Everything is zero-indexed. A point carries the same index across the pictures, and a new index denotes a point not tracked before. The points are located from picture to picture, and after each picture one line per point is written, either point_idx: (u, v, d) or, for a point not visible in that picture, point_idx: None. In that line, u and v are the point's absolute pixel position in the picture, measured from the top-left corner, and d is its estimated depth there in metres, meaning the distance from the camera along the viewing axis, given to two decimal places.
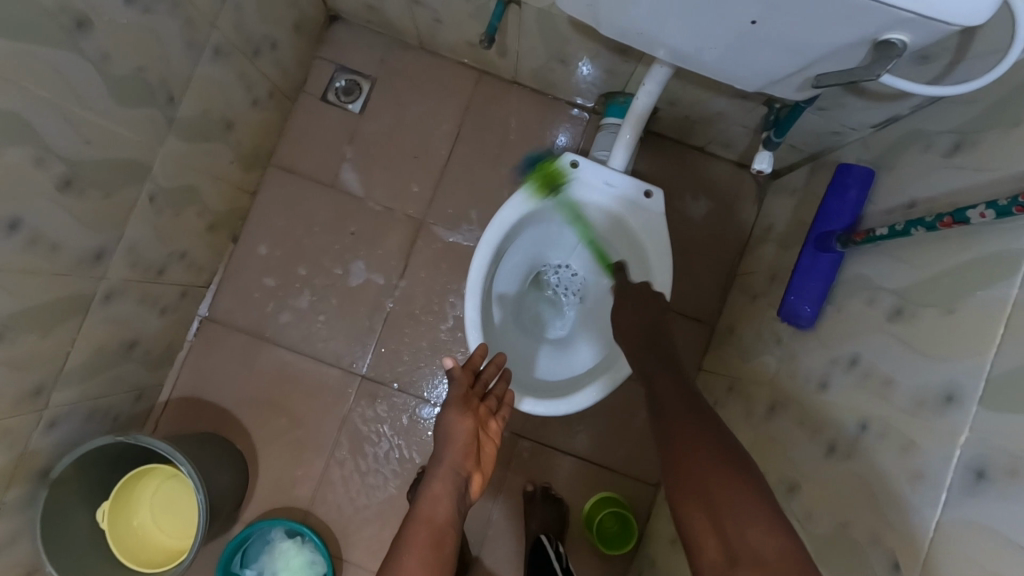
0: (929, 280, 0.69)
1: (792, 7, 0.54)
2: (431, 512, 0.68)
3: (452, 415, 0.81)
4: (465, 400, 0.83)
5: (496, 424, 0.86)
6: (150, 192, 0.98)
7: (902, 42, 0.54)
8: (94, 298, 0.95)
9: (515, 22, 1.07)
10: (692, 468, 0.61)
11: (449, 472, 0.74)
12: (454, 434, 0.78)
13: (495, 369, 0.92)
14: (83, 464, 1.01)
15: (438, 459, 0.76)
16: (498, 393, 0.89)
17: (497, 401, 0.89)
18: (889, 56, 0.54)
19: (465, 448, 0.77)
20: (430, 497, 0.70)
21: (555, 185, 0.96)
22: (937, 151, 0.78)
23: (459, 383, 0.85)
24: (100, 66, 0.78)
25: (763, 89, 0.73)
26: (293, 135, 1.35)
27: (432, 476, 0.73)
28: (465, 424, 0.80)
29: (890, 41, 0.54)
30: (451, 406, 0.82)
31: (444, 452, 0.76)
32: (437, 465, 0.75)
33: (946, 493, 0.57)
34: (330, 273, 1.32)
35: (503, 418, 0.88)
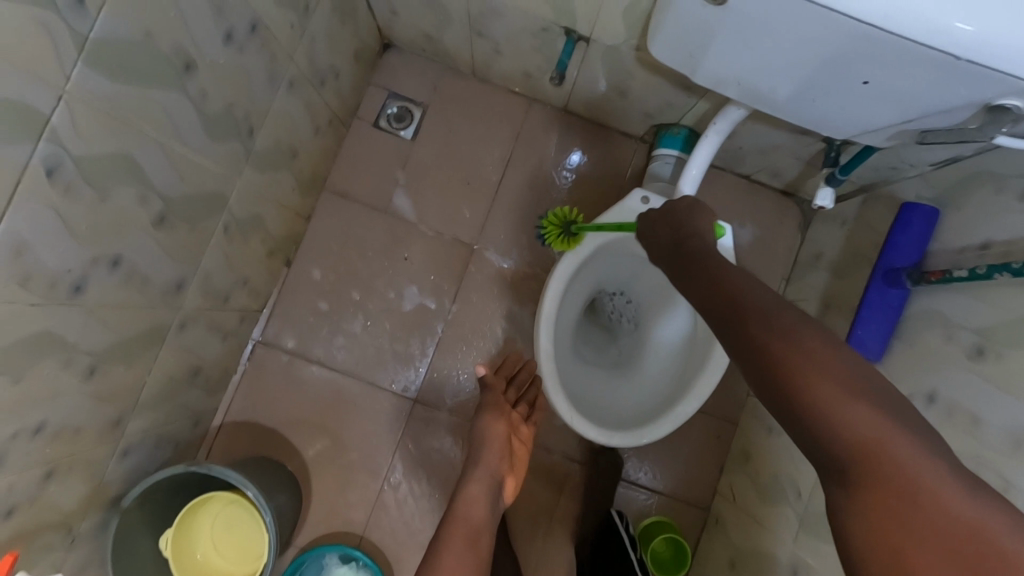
0: (1013, 321, 0.72)
1: (910, 71, 0.58)
2: (468, 511, 0.79)
3: (485, 421, 0.94)
4: (497, 409, 0.96)
5: (527, 429, 0.98)
6: (225, 223, 0.99)
7: (1016, 107, 0.57)
8: (170, 328, 0.96)
9: (579, 56, 1.10)
10: (794, 365, 0.56)
11: (483, 474, 0.86)
12: (488, 439, 0.91)
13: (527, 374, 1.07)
14: (152, 493, 1.01)
15: (474, 462, 0.88)
16: (529, 401, 1.00)
17: (526, 408, 1.01)
18: (1003, 118, 0.58)
19: (496, 452, 0.90)
20: (466, 499, 0.81)
21: (624, 221, 0.98)
22: (1009, 194, 0.81)
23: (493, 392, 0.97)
24: (199, 105, 0.80)
25: (851, 137, 0.76)
26: (346, 160, 1.36)
27: (469, 477, 0.86)
28: (498, 429, 0.92)
29: (1005, 106, 0.57)
30: (485, 413, 0.95)
31: (479, 455, 0.89)
32: (473, 467, 0.87)
33: None
34: (383, 298, 1.33)
35: (532, 425, 1.00)
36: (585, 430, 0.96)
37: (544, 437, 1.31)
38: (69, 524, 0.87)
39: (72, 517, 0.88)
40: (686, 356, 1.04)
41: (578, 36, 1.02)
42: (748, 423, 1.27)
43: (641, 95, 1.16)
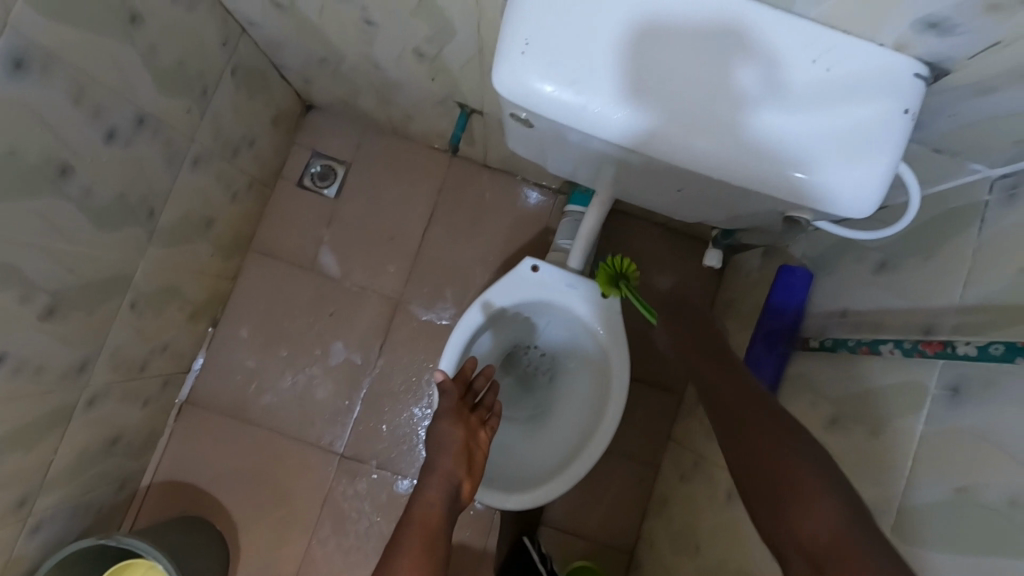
0: (856, 395, 0.75)
1: (711, 185, 0.63)
2: (426, 514, 0.71)
3: (443, 425, 0.86)
4: (455, 411, 0.88)
5: (486, 434, 0.90)
6: (131, 300, 1.02)
7: (807, 218, 0.62)
8: (77, 405, 0.98)
9: (479, 124, 1.14)
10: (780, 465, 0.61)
11: (440, 476, 0.78)
12: (446, 442, 0.83)
13: (485, 380, 0.98)
14: (65, 565, 1.02)
15: (431, 466, 0.80)
16: (488, 403, 0.94)
17: (486, 412, 0.93)
18: (796, 227, 0.63)
19: (454, 456, 0.81)
20: (425, 502, 0.73)
21: (515, 291, 1.01)
22: (864, 267, 0.84)
23: (450, 396, 0.90)
24: (84, 201, 0.83)
25: (703, 219, 0.80)
26: (271, 220, 1.39)
27: (425, 480, 0.77)
28: (456, 433, 0.84)
29: (796, 218, 0.61)
30: (442, 418, 0.87)
31: (436, 458, 0.81)
32: (429, 472, 0.78)
33: None
34: (309, 354, 1.36)
35: (493, 429, 0.92)
36: (484, 493, 0.98)
37: None
38: None
39: None
40: (586, 415, 1.05)
41: (470, 109, 1.06)
42: (668, 469, 1.30)
43: None
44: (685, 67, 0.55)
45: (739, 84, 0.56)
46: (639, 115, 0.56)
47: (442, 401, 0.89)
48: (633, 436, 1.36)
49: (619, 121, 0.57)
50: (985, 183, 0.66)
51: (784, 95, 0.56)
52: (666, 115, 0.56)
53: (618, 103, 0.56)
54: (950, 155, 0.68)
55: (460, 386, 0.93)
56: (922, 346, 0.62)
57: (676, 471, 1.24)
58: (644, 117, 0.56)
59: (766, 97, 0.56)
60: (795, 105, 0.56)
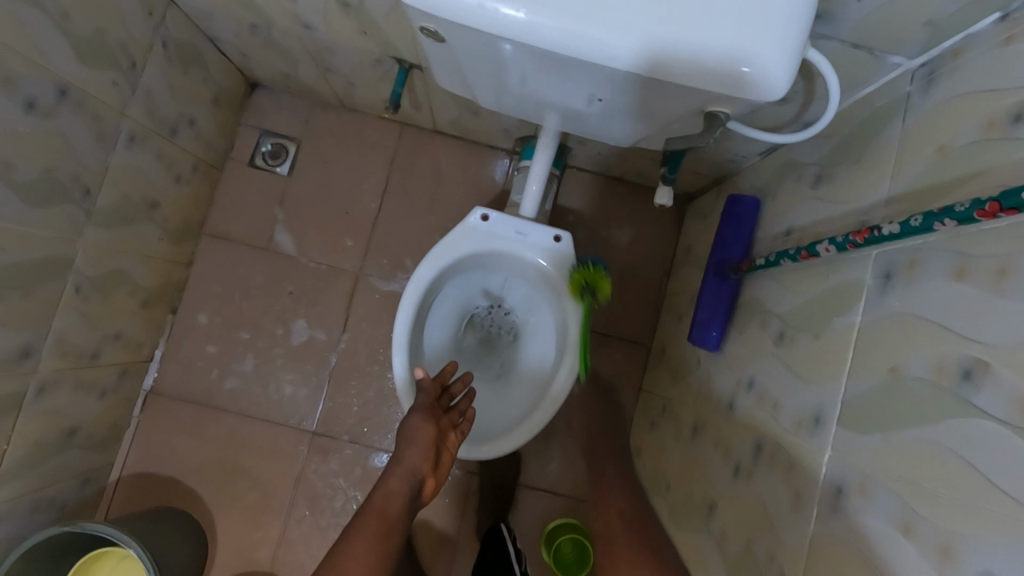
0: (802, 305, 0.75)
1: (628, 86, 0.63)
2: (387, 502, 0.75)
3: (415, 418, 0.87)
4: (430, 409, 0.90)
5: (455, 436, 0.93)
6: (74, 283, 1.00)
7: (726, 113, 0.62)
8: (25, 393, 0.96)
9: (421, 81, 1.12)
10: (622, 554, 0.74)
11: (407, 468, 0.80)
12: (417, 435, 0.84)
13: (462, 386, 1.00)
14: (29, 559, 0.99)
15: (398, 456, 0.82)
16: (461, 408, 0.97)
17: (458, 415, 0.96)
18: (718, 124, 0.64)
19: (424, 450, 0.83)
20: (387, 491, 0.76)
21: (468, 239, 1.00)
22: (804, 183, 0.84)
23: (426, 393, 0.91)
24: (6, 176, 0.80)
25: (639, 140, 0.80)
26: (222, 202, 1.37)
27: (390, 470, 0.80)
28: (427, 428, 0.86)
29: (715, 113, 0.62)
30: (416, 411, 0.88)
31: (404, 449, 0.83)
32: (395, 464, 0.81)
33: (818, 510, 0.61)
34: (271, 335, 1.34)
35: (463, 433, 0.95)
36: None
37: None
38: None
39: None
40: (549, 364, 1.05)
41: (408, 64, 1.04)
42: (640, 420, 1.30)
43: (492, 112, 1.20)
44: (712, 15, 0.55)
45: (745, 28, 0.56)
46: (641, 39, 0.56)
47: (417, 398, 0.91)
48: (605, 391, 1.36)
49: (625, 46, 0.57)
50: (908, 75, 0.66)
51: (794, 41, 0.57)
52: (674, 47, 0.56)
53: (624, 18, 0.56)
54: (871, 52, 0.68)
55: (436, 386, 0.95)
56: (853, 237, 0.63)
57: (646, 420, 1.25)
58: (643, 39, 0.56)
59: (776, 52, 0.56)
60: (789, 54, 0.56)
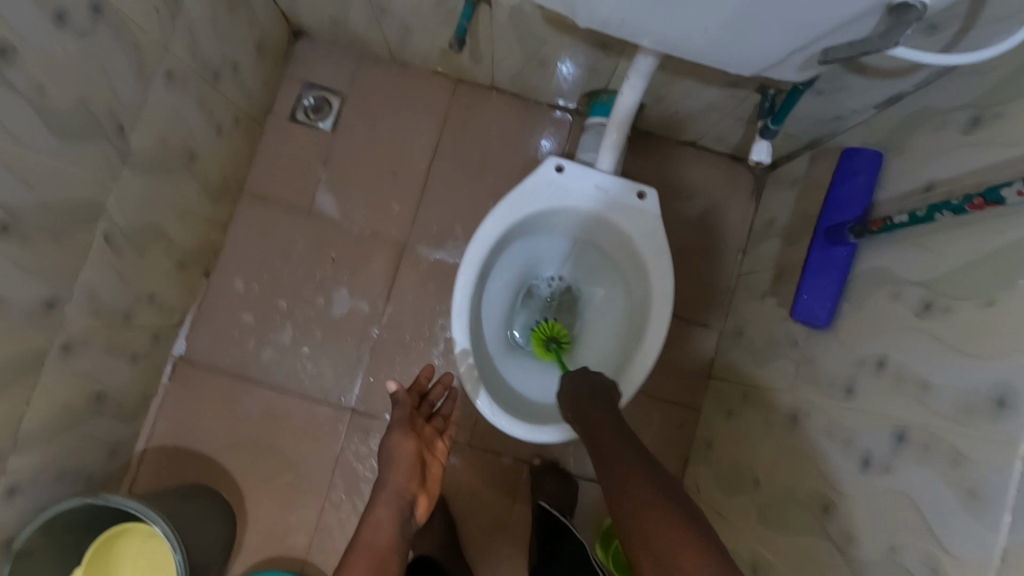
0: (961, 269, 0.62)
1: None
2: (374, 537, 0.65)
3: (393, 436, 0.78)
4: (410, 421, 0.80)
5: (441, 444, 0.85)
6: (107, 233, 0.91)
7: (920, 7, 0.51)
8: (51, 351, 0.87)
9: (486, 22, 1.01)
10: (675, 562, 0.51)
11: (393, 494, 0.71)
12: (397, 456, 0.75)
13: (441, 390, 0.90)
14: (53, 532, 0.92)
15: (379, 483, 0.73)
16: (444, 413, 0.89)
17: (441, 423, 0.88)
18: (906, 21, 0.52)
19: (408, 470, 0.75)
20: (373, 522, 0.66)
21: (539, 194, 0.89)
22: (952, 128, 0.71)
23: (403, 406, 0.80)
24: (34, 100, 0.71)
25: (759, 72, 0.69)
26: (262, 161, 1.28)
27: (374, 498, 0.70)
28: (409, 444, 0.77)
29: (908, 4, 0.50)
30: (394, 427, 0.79)
31: (386, 474, 0.73)
32: (379, 489, 0.71)
33: (1011, 515, 0.49)
34: (311, 303, 1.24)
35: (448, 440, 0.87)
36: (508, 426, 0.85)
37: (494, 441, 1.22)
38: None
39: None
40: (625, 338, 0.93)
41: None
42: (712, 409, 1.18)
43: (560, 62, 1.08)
44: None
45: None
46: None
47: (394, 413, 0.80)
48: (670, 376, 1.24)
49: None
50: None
51: None
52: None
53: None
54: None
55: (413, 396, 0.86)
56: None
57: (721, 409, 1.13)
58: None
59: None
60: None
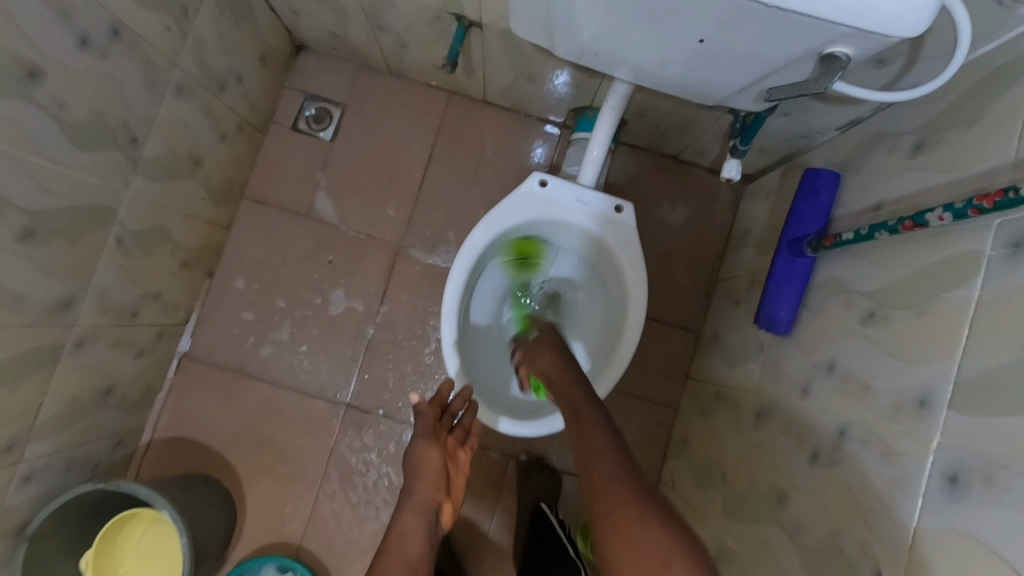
0: (899, 282, 0.69)
1: (732, 24, 0.57)
2: (401, 547, 0.68)
3: (419, 446, 0.81)
4: (432, 433, 0.83)
5: (466, 454, 0.86)
6: (118, 236, 0.97)
7: (846, 56, 0.58)
8: (64, 346, 0.93)
9: (478, 42, 1.07)
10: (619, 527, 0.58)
11: (419, 504, 0.74)
12: (423, 465, 0.78)
13: (463, 402, 0.90)
14: (65, 515, 0.98)
15: (408, 493, 0.76)
16: (466, 424, 0.88)
17: (465, 432, 0.88)
18: (835, 67, 0.58)
19: (434, 479, 0.77)
20: (399, 532, 0.70)
21: (525, 206, 0.95)
22: (899, 152, 0.78)
23: (425, 418, 0.84)
24: (57, 114, 0.77)
25: (721, 101, 0.76)
26: (264, 166, 1.34)
27: (403, 510, 0.73)
28: (434, 455, 0.79)
29: (834, 55, 0.57)
30: (419, 438, 0.82)
31: (413, 484, 0.77)
32: (406, 500, 0.75)
33: (924, 500, 0.56)
34: (309, 303, 1.30)
35: (473, 449, 0.87)
36: (492, 421, 0.92)
37: (482, 437, 1.29)
38: None
39: None
40: (603, 340, 1.00)
41: (468, 21, 1.00)
42: (688, 409, 1.25)
43: (548, 79, 1.15)
44: None
45: None
46: None
47: (417, 425, 0.84)
48: (649, 376, 1.31)
49: None
50: None
51: None
52: None
53: None
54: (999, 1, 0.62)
55: (435, 408, 0.88)
56: (976, 201, 0.56)
57: (696, 409, 1.19)
58: None
59: None
60: None
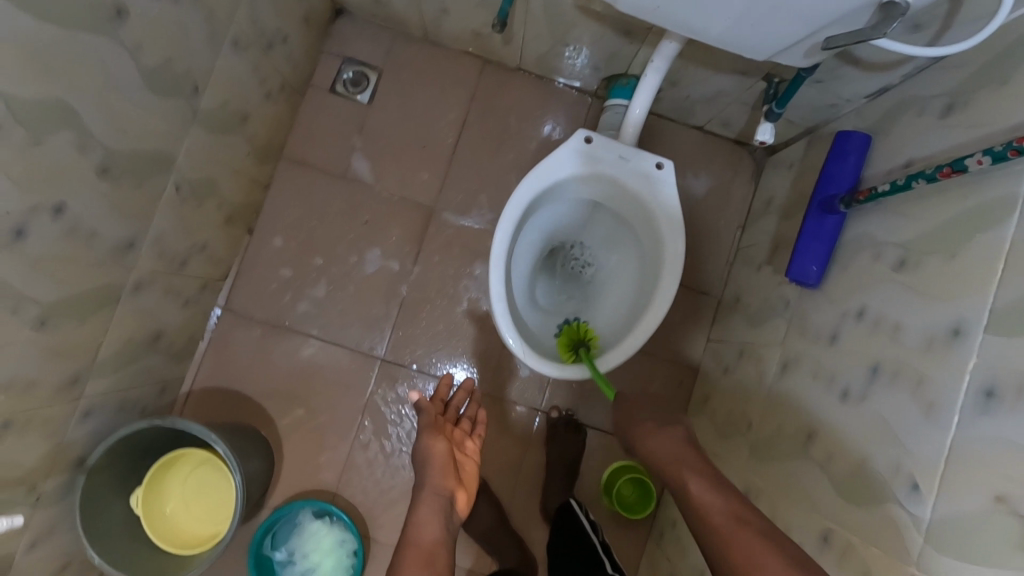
0: (931, 230, 0.74)
1: None
2: (419, 536, 0.73)
3: (424, 439, 0.89)
4: (434, 425, 0.92)
5: (472, 442, 0.95)
6: (175, 182, 1.00)
7: (904, 3, 0.63)
8: (124, 287, 0.97)
9: (522, 6, 1.11)
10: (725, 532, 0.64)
11: (432, 493, 0.79)
12: (430, 457, 0.85)
13: (464, 394, 1.05)
14: (115, 453, 1.02)
15: (420, 486, 0.82)
16: (471, 414, 1.00)
17: (471, 422, 0.99)
18: (894, 14, 0.63)
19: (443, 468, 0.84)
20: (417, 523, 0.75)
21: (570, 161, 1.00)
22: (930, 114, 0.83)
23: (427, 412, 0.94)
24: (134, 56, 0.81)
25: (770, 58, 0.81)
26: (302, 127, 1.37)
27: (417, 501, 0.79)
28: (438, 444, 0.87)
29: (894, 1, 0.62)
30: (423, 431, 0.90)
31: (425, 476, 0.83)
32: (420, 491, 0.81)
33: (960, 416, 0.61)
34: (345, 261, 1.34)
35: (479, 435, 0.98)
36: (536, 364, 0.96)
37: (510, 392, 1.34)
38: (32, 481, 0.88)
39: (34, 475, 0.88)
40: (637, 295, 1.05)
41: None
42: (709, 368, 1.30)
43: (570, 54, 1.24)
44: None
45: None
46: None
47: (421, 419, 0.94)
48: (671, 338, 1.36)
49: None
50: None
51: None
52: None
53: None
54: None
55: (438, 403, 0.99)
56: (1015, 143, 0.61)
57: (718, 367, 1.25)
58: None
59: None
60: None
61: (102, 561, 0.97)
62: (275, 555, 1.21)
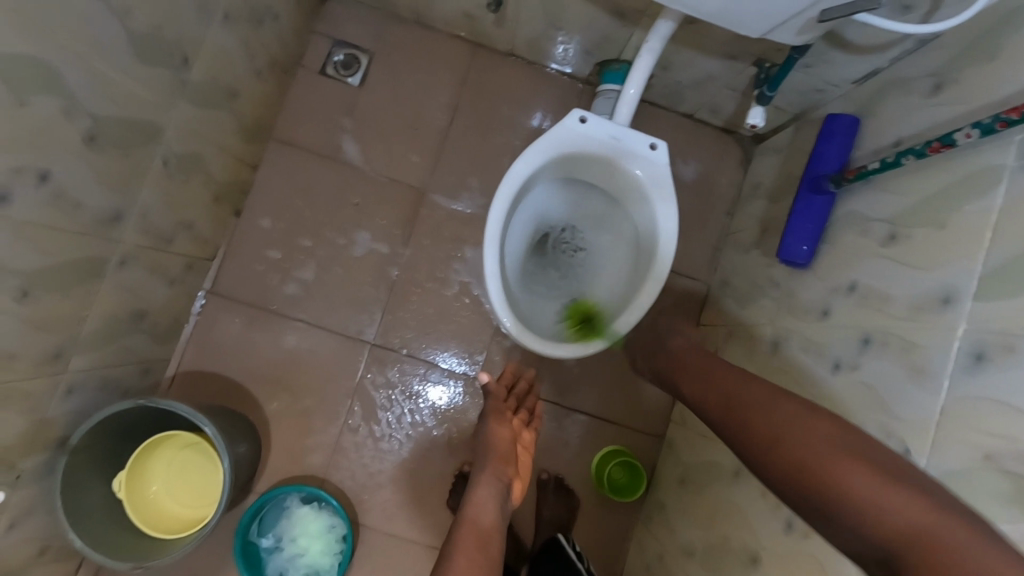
0: (920, 204, 0.75)
1: None
2: (477, 514, 0.74)
3: (491, 426, 0.93)
4: (499, 413, 0.97)
5: (527, 436, 0.99)
6: (162, 156, 0.98)
7: None
8: (108, 262, 0.95)
9: None
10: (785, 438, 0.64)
11: (492, 476, 0.82)
12: (495, 444, 0.89)
13: (524, 385, 1.09)
14: (97, 433, 0.99)
15: (480, 467, 0.85)
16: (529, 407, 1.06)
17: (528, 414, 1.05)
18: None
19: (503, 457, 0.87)
20: (475, 501, 0.77)
21: (565, 140, 1.00)
22: (918, 92, 0.85)
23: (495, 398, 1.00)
24: (122, 22, 0.79)
25: (764, 34, 0.82)
26: (291, 108, 1.35)
27: (477, 481, 0.81)
28: (502, 432, 0.91)
29: None
30: (490, 419, 0.95)
31: (487, 459, 0.86)
32: (479, 471, 0.83)
33: (949, 380, 0.63)
34: (334, 243, 1.33)
35: (535, 430, 1.02)
36: (532, 343, 0.96)
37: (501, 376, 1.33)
38: (10, 459, 0.85)
39: (12, 454, 0.86)
40: (630, 275, 1.06)
41: None
42: None
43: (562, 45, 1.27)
44: None
45: None
46: None
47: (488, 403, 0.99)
48: None
49: None
50: None
51: None
52: None
53: None
54: None
55: (502, 390, 1.04)
56: (1004, 115, 0.62)
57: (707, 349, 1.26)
58: None
59: None
60: None
61: (83, 544, 0.94)
62: (262, 541, 1.19)
